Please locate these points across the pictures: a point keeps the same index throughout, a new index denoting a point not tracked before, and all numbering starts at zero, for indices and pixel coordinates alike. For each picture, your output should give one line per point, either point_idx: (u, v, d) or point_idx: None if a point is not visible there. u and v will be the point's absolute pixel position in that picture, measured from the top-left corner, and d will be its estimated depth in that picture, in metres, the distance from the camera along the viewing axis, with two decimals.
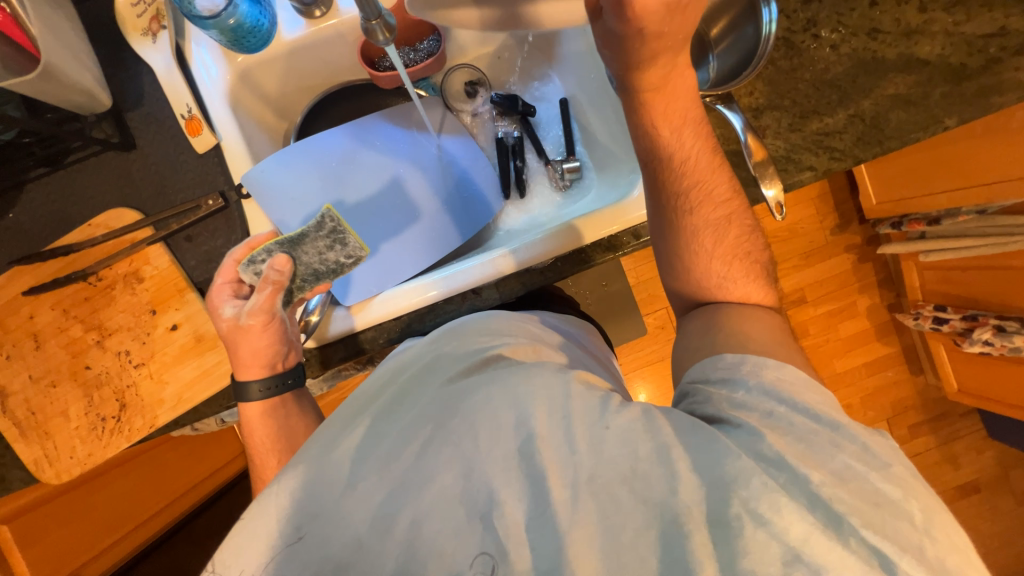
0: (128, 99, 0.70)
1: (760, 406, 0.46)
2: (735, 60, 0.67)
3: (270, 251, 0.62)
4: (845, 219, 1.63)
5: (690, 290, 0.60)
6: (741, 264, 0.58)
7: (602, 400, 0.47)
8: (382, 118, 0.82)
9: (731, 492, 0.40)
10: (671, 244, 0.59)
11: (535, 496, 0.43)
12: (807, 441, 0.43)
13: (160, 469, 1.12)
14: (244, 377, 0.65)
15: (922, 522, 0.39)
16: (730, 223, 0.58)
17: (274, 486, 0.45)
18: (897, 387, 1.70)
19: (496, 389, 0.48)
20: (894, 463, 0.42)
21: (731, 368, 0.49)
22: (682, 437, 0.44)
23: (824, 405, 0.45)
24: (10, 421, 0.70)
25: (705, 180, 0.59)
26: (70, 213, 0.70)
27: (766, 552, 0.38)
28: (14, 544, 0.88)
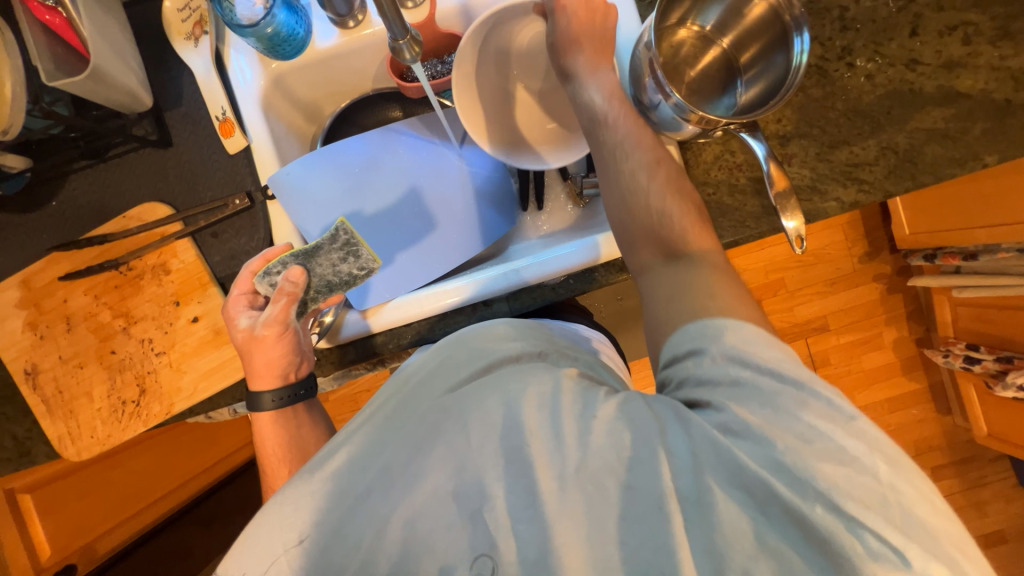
0: (167, 99, 0.73)
1: (723, 370, 0.44)
2: (764, 87, 0.66)
3: (285, 263, 0.64)
4: (875, 247, 1.58)
5: (645, 234, 0.54)
6: (691, 217, 0.54)
7: (588, 396, 0.48)
8: (406, 126, 0.83)
9: (697, 464, 0.41)
10: (636, 200, 0.55)
11: (523, 489, 0.44)
12: (762, 403, 0.42)
13: (174, 451, 1.14)
14: (258, 388, 0.65)
15: (888, 476, 0.37)
16: (658, 164, 0.56)
17: (279, 496, 0.46)
18: (922, 425, 1.63)
19: (489, 387, 0.49)
20: (859, 416, 0.40)
21: (690, 332, 0.47)
22: (666, 424, 0.43)
23: (788, 362, 0.43)
24: (39, 398, 0.74)
25: (633, 130, 0.58)
26: (108, 204, 0.73)
27: (736, 527, 0.39)
28: (34, 512, 0.95)
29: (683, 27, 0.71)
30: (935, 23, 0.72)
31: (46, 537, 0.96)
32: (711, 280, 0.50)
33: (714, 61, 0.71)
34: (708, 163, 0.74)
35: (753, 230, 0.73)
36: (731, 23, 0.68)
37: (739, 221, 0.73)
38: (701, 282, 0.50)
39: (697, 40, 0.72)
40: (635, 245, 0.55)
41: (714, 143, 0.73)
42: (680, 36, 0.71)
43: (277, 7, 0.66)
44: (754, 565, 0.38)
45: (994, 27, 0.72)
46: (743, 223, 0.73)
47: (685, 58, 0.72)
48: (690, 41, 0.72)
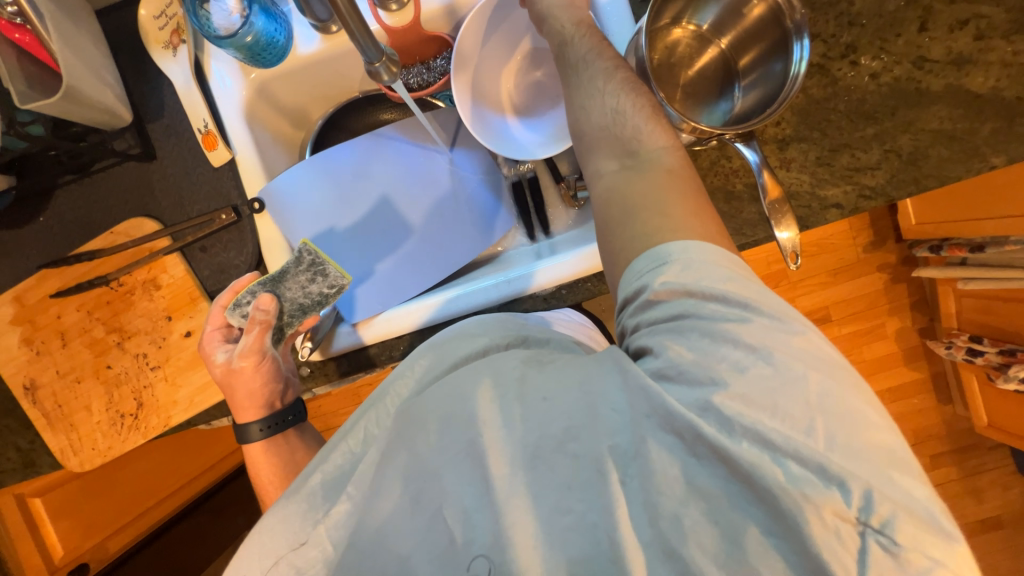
0: (148, 111, 0.71)
1: (669, 305, 0.43)
2: (759, 95, 0.63)
3: (254, 292, 0.66)
4: (880, 236, 1.55)
5: (604, 139, 0.51)
6: (647, 114, 0.51)
7: (541, 373, 0.48)
8: (395, 131, 0.81)
9: (633, 419, 0.42)
10: (592, 105, 0.52)
11: (478, 478, 0.44)
12: (697, 340, 0.41)
13: (179, 453, 1.16)
14: (244, 420, 0.67)
15: (818, 394, 0.37)
16: (617, 70, 0.53)
17: (259, 525, 0.48)
18: (923, 414, 1.63)
19: (445, 385, 0.49)
20: (797, 336, 0.40)
21: (636, 269, 0.45)
22: (609, 382, 0.44)
23: (731, 287, 0.42)
24: (40, 411, 0.75)
25: (596, 45, 0.56)
26: (94, 219, 0.73)
27: (668, 474, 0.40)
28: (45, 517, 0.99)
29: (678, 27, 0.68)
30: (945, 16, 0.69)
31: (58, 539, 1.00)
32: (670, 198, 0.47)
33: (711, 63, 0.69)
34: (704, 169, 0.72)
35: (749, 238, 0.71)
36: (730, 23, 0.65)
37: (736, 228, 0.72)
38: (657, 190, 0.47)
39: (693, 40, 0.69)
40: (594, 150, 0.52)
41: (711, 148, 0.71)
42: (674, 36, 0.68)
43: (254, 14, 0.64)
44: (685, 509, 0.39)
45: (1008, 20, 0.68)
46: (739, 231, 0.72)
47: (681, 58, 0.69)
48: (686, 41, 0.69)
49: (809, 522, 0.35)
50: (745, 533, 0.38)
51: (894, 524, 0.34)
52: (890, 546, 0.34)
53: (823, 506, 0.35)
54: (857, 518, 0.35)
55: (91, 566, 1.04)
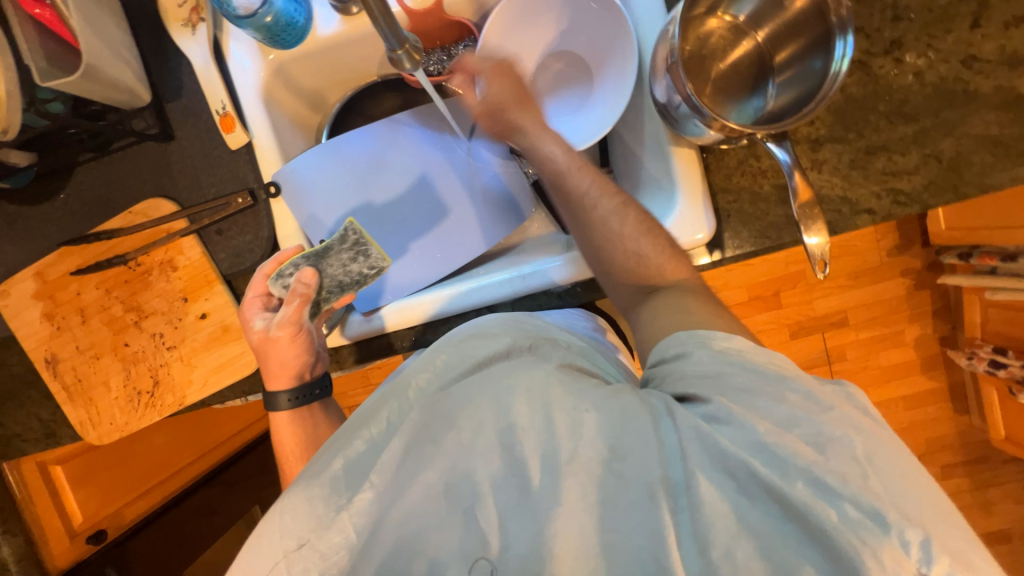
0: (167, 91, 0.71)
1: (709, 366, 0.47)
2: (795, 94, 0.61)
3: (297, 265, 0.65)
4: (906, 240, 1.50)
5: (626, 277, 0.62)
6: (661, 250, 0.61)
7: (580, 387, 0.48)
8: (412, 118, 0.79)
9: (685, 450, 0.42)
10: (609, 242, 0.62)
11: (517, 486, 0.44)
12: (740, 393, 0.44)
13: (195, 426, 1.21)
14: (274, 388, 0.67)
15: (864, 452, 0.39)
16: (627, 208, 0.62)
17: (278, 505, 0.47)
18: (937, 424, 1.60)
19: (481, 388, 0.48)
20: (838, 405, 0.42)
21: (678, 339, 0.51)
22: (658, 417, 0.44)
23: (769, 364, 0.46)
24: (60, 385, 0.77)
25: (597, 181, 0.63)
26: (113, 197, 0.73)
27: (717, 508, 0.40)
28: (67, 483, 1.02)
29: (713, 16, 0.65)
30: (1000, 13, 0.65)
31: (78, 505, 1.03)
32: (676, 312, 0.55)
33: (743, 57, 0.66)
34: (731, 168, 0.69)
35: (773, 241, 0.69)
36: (768, 15, 0.62)
37: (760, 231, 0.69)
38: (660, 311, 0.57)
39: (728, 32, 0.66)
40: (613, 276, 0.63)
41: (739, 147, 0.69)
42: (709, 26, 0.65)
43: None
44: (737, 543, 0.39)
45: None
46: (763, 233, 0.69)
47: (713, 51, 0.66)
48: (721, 33, 0.66)
49: (868, 566, 0.35)
50: (800, 573, 0.38)
51: None
52: None
53: (882, 552, 0.36)
54: (918, 569, 0.35)
55: (108, 532, 1.06)
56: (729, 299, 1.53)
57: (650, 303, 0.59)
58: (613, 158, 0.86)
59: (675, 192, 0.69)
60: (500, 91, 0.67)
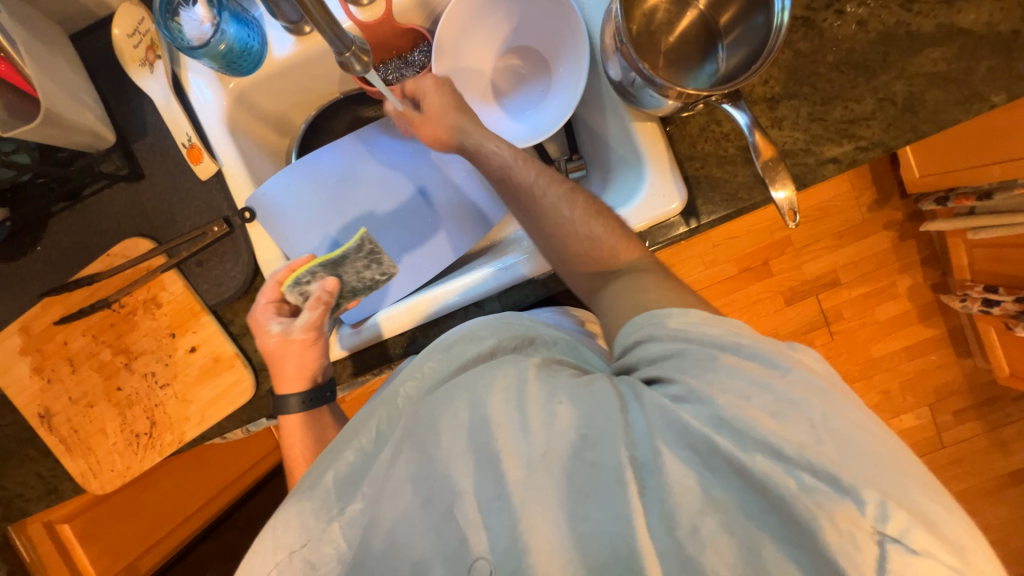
0: (132, 131, 0.72)
1: (668, 344, 0.47)
2: (745, 53, 0.62)
3: (314, 274, 0.65)
4: (884, 194, 1.53)
5: (583, 263, 0.59)
6: (614, 233, 0.59)
7: (554, 379, 0.48)
8: (379, 129, 0.80)
9: (651, 431, 0.42)
10: (562, 232, 0.60)
11: (491, 481, 0.43)
12: (699, 366, 0.44)
13: (200, 467, 1.16)
14: (284, 392, 0.67)
15: (822, 417, 0.39)
16: (575, 194, 0.62)
17: (272, 520, 0.47)
18: (942, 371, 1.60)
19: (457, 388, 0.48)
20: (798, 367, 0.43)
21: (635, 323, 0.50)
22: (626, 401, 0.44)
23: (726, 335, 0.46)
24: (57, 438, 0.76)
25: (540, 171, 0.63)
26: (90, 243, 0.73)
27: (684, 485, 0.40)
28: (76, 541, 0.99)
29: None
30: None
31: (90, 561, 1.01)
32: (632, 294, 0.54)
33: (690, 27, 0.68)
34: (694, 136, 0.71)
35: (746, 202, 0.70)
36: None
37: (731, 193, 0.70)
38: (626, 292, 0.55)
39: (673, 4, 0.67)
40: (569, 264, 0.60)
41: (699, 114, 0.70)
42: (652, 2, 0.67)
43: (225, 21, 0.64)
44: (702, 520, 0.39)
45: None
46: (734, 195, 0.70)
47: (660, 25, 0.68)
48: (664, 7, 0.67)
49: (826, 531, 0.36)
50: (762, 544, 0.38)
51: (912, 533, 0.34)
52: (909, 554, 0.34)
53: (837, 515, 0.36)
54: (874, 529, 0.35)
55: None
56: (719, 274, 1.54)
57: (612, 285, 0.56)
58: (583, 144, 0.88)
59: (644, 167, 0.71)
60: (433, 103, 0.69)
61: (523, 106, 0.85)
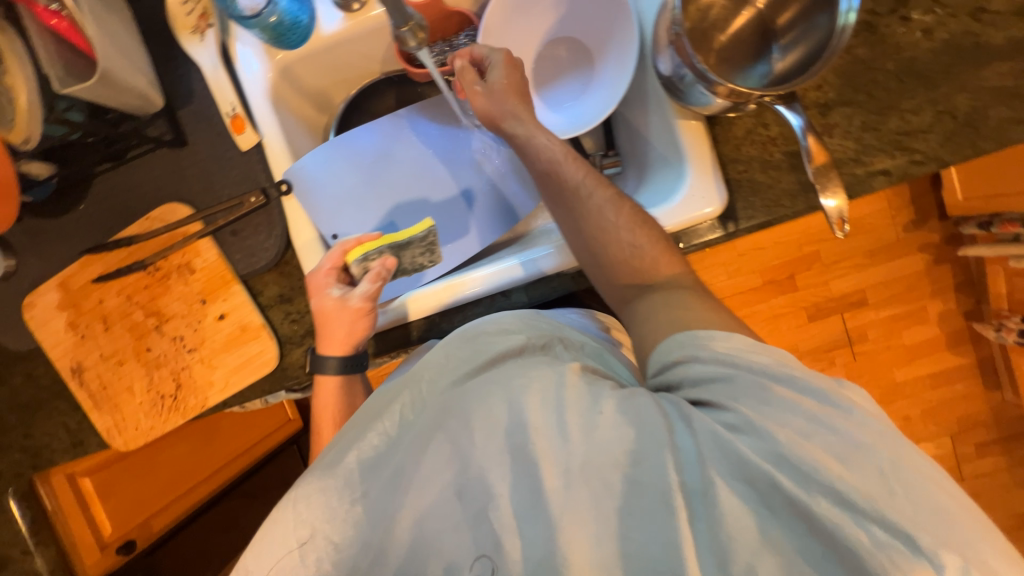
0: (179, 97, 0.73)
1: (718, 366, 0.45)
2: (803, 54, 0.60)
3: (382, 252, 0.68)
4: (922, 214, 1.47)
5: (622, 273, 0.59)
6: (661, 248, 0.59)
7: (593, 389, 0.46)
8: (416, 111, 0.80)
9: (702, 457, 0.41)
10: (607, 238, 0.59)
11: (528, 489, 0.43)
12: (752, 395, 0.43)
13: (212, 435, 1.18)
14: (324, 353, 0.67)
15: (895, 466, 0.38)
16: (622, 200, 0.61)
17: (292, 494, 0.47)
18: (968, 402, 1.55)
19: (492, 385, 0.48)
20: (860, 408, 0.41)
21: (681, 342, 0.49)
22: (671, 421, 0.43)
23: (782, 365, 0.44)
24: (86, 392, 0.78)
25: (588, 174, 0.63)
26: (131, 205, 0.75)
27: (741, 522, 0.39)
28: (94, 495, 1.02)
29: None
30: None
31: (107, 517, 1.03)
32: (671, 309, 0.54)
33: (746, 25, 0.66)
34: (740, 138, 0.69)
35: (788, 209, 0.68)
36: None
37: (774, 199, 0.68)
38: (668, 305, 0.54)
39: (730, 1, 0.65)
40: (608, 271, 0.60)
41: (747, 115, 0.68)
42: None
43: None
44: (760, 560, 0.38)
45: None
46: (777, 202, 0.68)
47: (715, 21, 0.66)
48: (721, 3, 0.65)
49: None
50: None
51: None
52: None
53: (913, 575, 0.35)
54: None
55: (137, 544, 1.08)
56: (743, 284, 1.51)
57: (648, 299, 0.56)
58: (620, 139, 0.87)
59: (685, 167, 0.69)
60: (501, 79, 0.67)
61: (564, 94, 0.83)
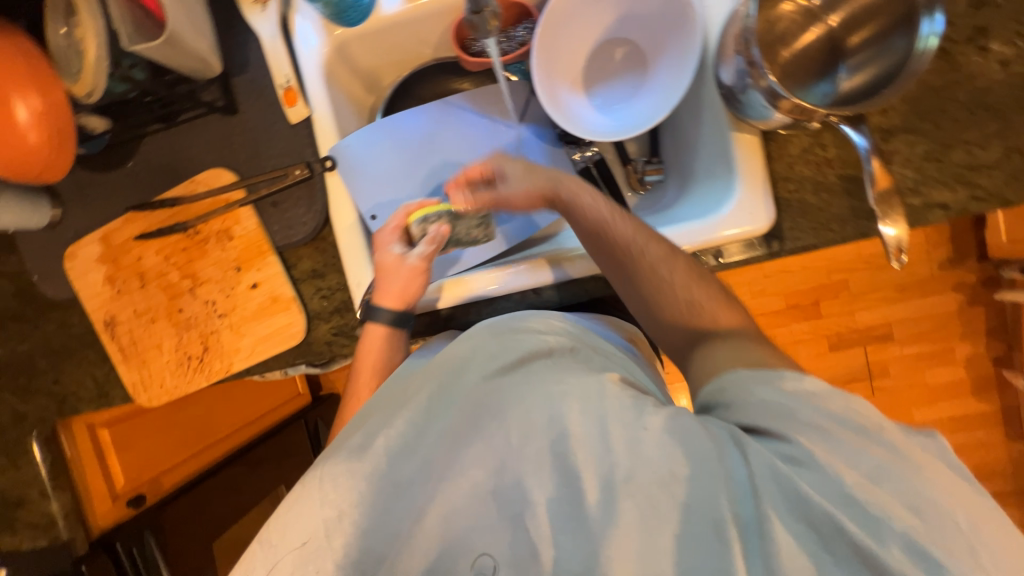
0: (235, 65, 0.73)
1: (779, 400, 0.44)
2: (872, 76, 0.59)
3: (438, 217, 0.68)
4: (960, 253, 1.43)
5: (675, 322, 0.60)
6: (718, 302, 0.59)
7: (636, 402, 0.46)
8: (464, 100, 0.79)
9: (758, 491, 0.39)
10: (662, 295, 0.60)
11: (568, 499, 0.43)
12: (816, 432, 0.41)
13: (227, 400, 1.24)
14: (377, 304, 0.67)
15: (968, 524, 0.36)
16: (675, 255, 0.61)
17: (320, 472, 0.47)
18: (986, 449, 1.50)
19: (529, 385, 0.48)
20: (932, 465, 0.39)
21: (743, 377, 0.48)
22: (724, 447, 0.42)
23: (851, 410, 0.41)
24: (116, 346, 0.79)
25: (637, 229, 0.61)
26: (177, 167, 0.76)
27: (798, 565, 0.37)
28: (112, 446, 1.03)
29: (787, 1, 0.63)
30: None
31: (120, 468, 1.04)
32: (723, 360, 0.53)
33: (814, 41, 0.64)
34: (794, 156, 0.67)
35: (836, 234, 0.67)
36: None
37: (822, 222, 0.67)
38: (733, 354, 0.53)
39: (800, 15, 0.64)
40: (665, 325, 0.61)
41: (804, 134, 0.67)
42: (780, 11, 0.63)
43: None
44: None
45: None
46: (826, 226, 0.67)
47: (782, 34, 0.64)
48: (791, 17, 0.64)
49: None
50: None
51: None
52: None
53: None
54: None
55: (147, 498, 1.05)
56: (765, 306, 1.48)
57: (706, 347, 0.56)
58: (665, 147, 0.86)
59: (734, 180, 0.67)
60: (515, 171, 0.68)
61: (616, 92, 0.82)
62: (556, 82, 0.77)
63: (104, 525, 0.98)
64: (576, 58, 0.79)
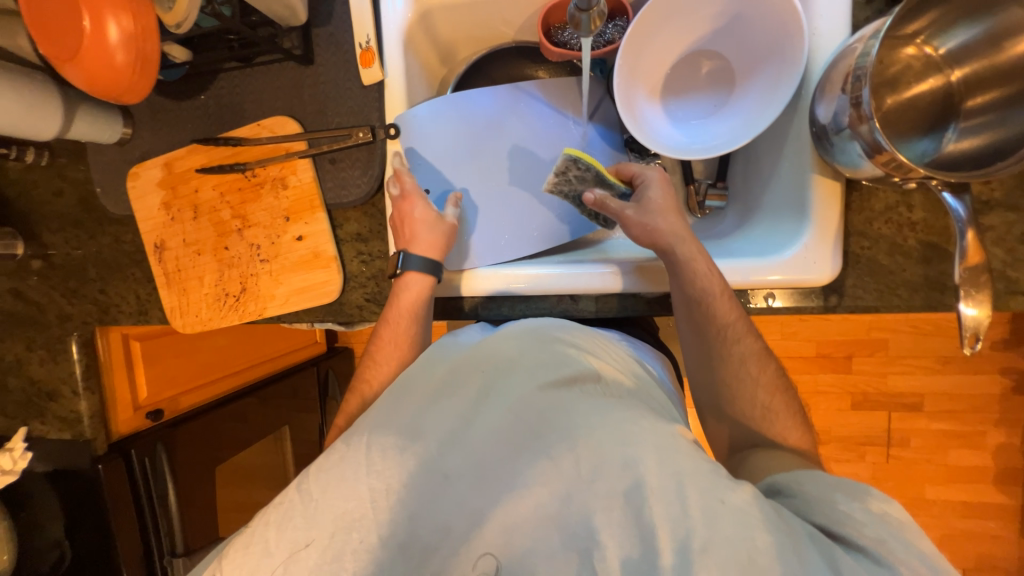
0: (318, 16, 0.73)
1: (876, 523, 0.45)
2: (985, 143, 0.54)
3: (589, 170, 0.67)
4: (1019, 336, 1.33)
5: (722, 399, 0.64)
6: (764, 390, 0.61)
7: (714, 470, 0.45)
8: (538, 87, 0.76)
9: None
10: (741, 391, 0.62)
11: (641, 556, 0.42)
12: (912, 565, 0.42)
13: (250, 337, 1.29)
14: (411, 252, 0.68)
15: None
16: (768, 359, 0.63)
17: (366, 439, 0.52)
18: (995, 542, 1.44)
19: (603, 418, 0.49)
20: None
21: (830, 486, 0.50)
22: (806, 547, 0.42)
23: (932, 553, 0.44)
24: (162, 270, 0.82)
25: (736, 319, 0.61)
26: (248, 107, 0.77)
27: None
28: (142, 360, 1.05)
29: (910, 45, 0.59)
30: None
31: (146, 382, 1.06)
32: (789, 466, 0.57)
33: (923, 94, 0.59)
34: (875, 212, 0.63)
35: (901, 301, 0.63)
36: (974, 53, 0.55)
37: (890, 286, 0.63)
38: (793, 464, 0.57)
39: (919, 63, 0.59)
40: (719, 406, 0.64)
41: (891, 190, 0.63)
42: (902, 55, 0.59)
43: None
44: None
45: None
46: (892, 291, 0.63)
47: (892, 78, 0.60)
48: (909, 63, 0.59)
49: None
50: None
51: None
52: None
53: None
54: None
55: (164, 413, 1.10)
56: (793, 349, 1.43)
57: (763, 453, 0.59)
58: (733, 173, 0.82)
59: (805, 226, 0.64)
60: (656, 196, 0.66)
61: (697, 107, 0.78)
62: (635, 85, 0.73)
63: (124, 431, 1.01)
64: (661, 64, 0.75)
